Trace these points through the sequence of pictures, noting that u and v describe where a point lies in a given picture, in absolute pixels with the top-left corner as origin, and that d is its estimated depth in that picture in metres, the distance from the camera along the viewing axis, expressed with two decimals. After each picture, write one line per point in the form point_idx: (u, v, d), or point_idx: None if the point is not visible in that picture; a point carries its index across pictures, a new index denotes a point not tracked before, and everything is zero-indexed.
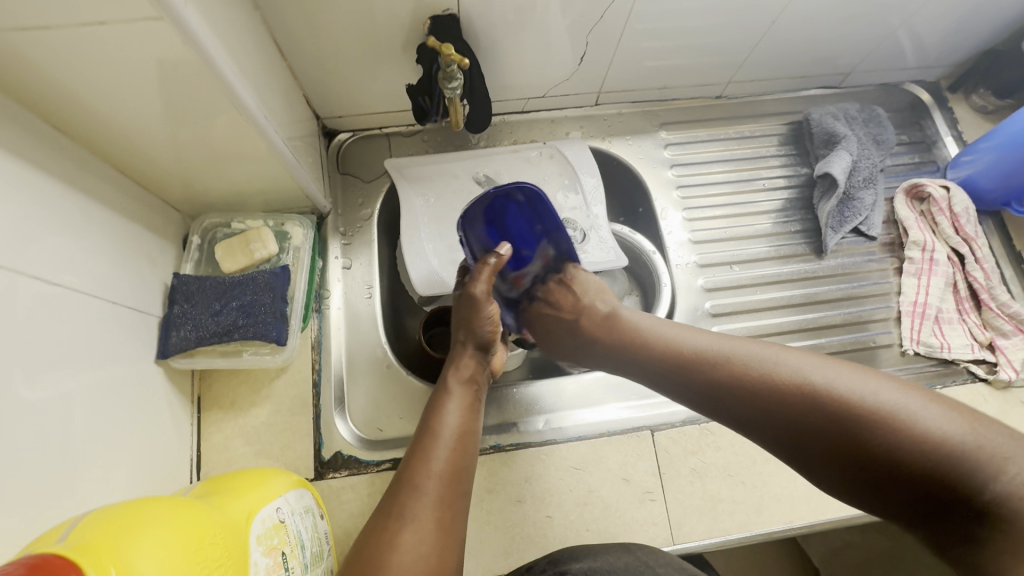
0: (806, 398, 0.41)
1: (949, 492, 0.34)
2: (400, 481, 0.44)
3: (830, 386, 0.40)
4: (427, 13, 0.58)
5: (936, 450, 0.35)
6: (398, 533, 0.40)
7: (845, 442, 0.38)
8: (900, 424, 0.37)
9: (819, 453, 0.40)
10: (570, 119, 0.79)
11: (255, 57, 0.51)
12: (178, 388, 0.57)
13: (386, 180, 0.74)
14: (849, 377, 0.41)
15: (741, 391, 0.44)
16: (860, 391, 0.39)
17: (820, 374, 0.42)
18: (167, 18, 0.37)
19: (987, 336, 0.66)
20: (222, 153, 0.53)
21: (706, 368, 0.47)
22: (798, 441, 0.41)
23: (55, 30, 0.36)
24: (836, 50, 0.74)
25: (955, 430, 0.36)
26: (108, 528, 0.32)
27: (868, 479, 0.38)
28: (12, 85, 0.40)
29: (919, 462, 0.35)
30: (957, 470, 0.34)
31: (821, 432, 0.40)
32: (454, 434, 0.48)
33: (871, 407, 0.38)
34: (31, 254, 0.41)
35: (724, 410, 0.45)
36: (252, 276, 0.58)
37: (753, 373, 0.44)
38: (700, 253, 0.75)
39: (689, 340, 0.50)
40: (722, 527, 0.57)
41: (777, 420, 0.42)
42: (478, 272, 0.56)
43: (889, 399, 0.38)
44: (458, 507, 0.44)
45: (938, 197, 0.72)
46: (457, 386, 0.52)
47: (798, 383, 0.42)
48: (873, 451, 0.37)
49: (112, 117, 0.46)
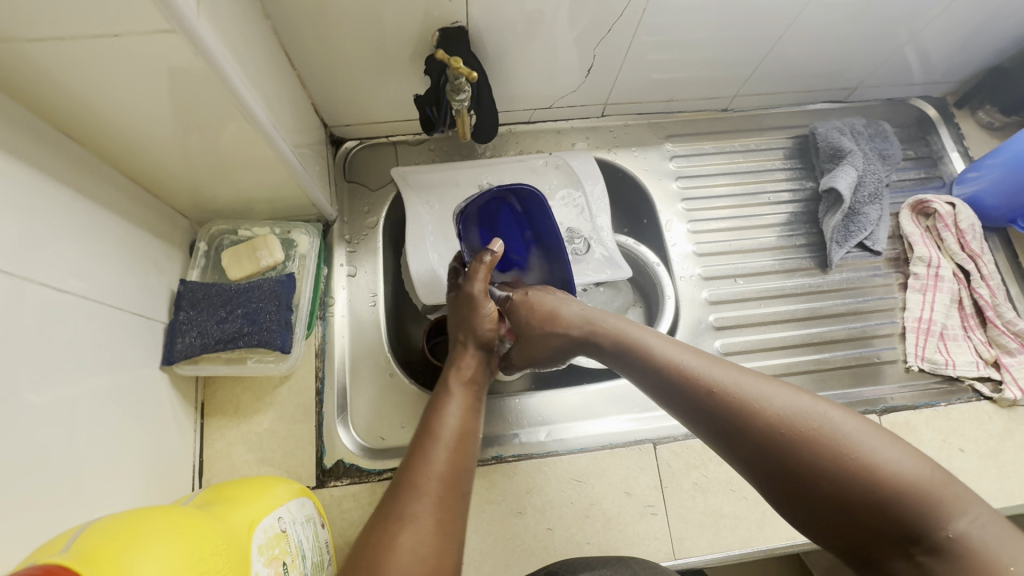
0: (772, 423, 0.39)
1: (899, 532, 0.34)
2: (397, 482, 0.41)
3: (804, 413, 0.38)
4: (436, 25, 0.58)
5: (898, 493, 0.34)
6: (396, 535, 0.37)
7: (811, 474, 0.36)
8: (859, 459, 0.35)
9: (779, 480, 0.37)
10: (576, 130, 0.79)
11: (265, 66, 0.52)
12: (182, 394, 0.57)
13: (393, 188, 0.75)
14: (823, 407, 0.38)
15: (714, 404, 0.41)
16: (833, 422, 0.37)
17: (795, 400, 0.39)
18: (179, 30, 0.37)
19: (992, 354, 0.66)
20: (231, 161, 0.53)
21: (682, 378, 0.44)
22: (761, 464, 0.38)
23: (70, 41, 0.37)
24: (842, 65, 0.75)
25: (918, 471, 0.34)
26: (113, 537, 0.32)
27: (824, 514, 0.36)
28: (26, 94, 0.41)
29: (881, 501, 0.34)
30: (914, 512, 0.34)
31: (787, 460, 0.37)
32: (455, 434, 0.45)
33: (842, 440, 0.36)
34: (38, 261, 0.41)
35: (694, 421, 0.42)
36: (257, 283, 0.58)
37: (728, 386, 0.41)
38: (704, 266, 0.75)
39: (667, 349, 0.47)
40: (724, 542, 0.56)
41: (744, 440, 0.39)
42: (473, 269, 0.56)
43: (859, 435, 0.36)
44: (460, 510, 0.41)
45: (944, 213, 0.72)
46: (457, 386, 0.51)
47: (772, 404, 0.39)
48: (838, 487, 0.35)
49: (123, 125, 0.46)
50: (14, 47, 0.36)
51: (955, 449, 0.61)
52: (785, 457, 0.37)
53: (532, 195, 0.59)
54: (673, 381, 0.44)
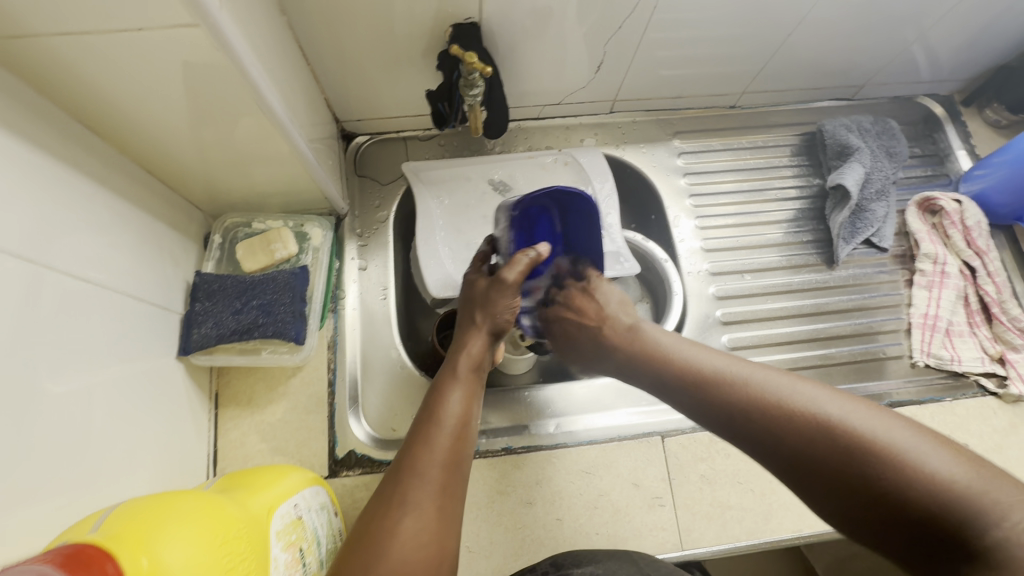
0: (812, 428, 0.39)
1: (944, 534, 0.32)
2: (400, 465, 0.41)
3: (841, 418, 0.38)
4: (449, 21, 0.59)
5: (935, 491, 0.33)
6: (398, 519, 0.38)
7: (844, 474, 0.36)
8: (900, 463, 0.35)
9: (813, 482, 0.38)
10: (585, 126, 0.79)
11: (282, 61, 0.53)
12: (196, 383, 0.57)
13: (403, 183, 0.75)
14: (860, 412, 0.38)
15: (755, 412, 0.42)
16: (871, 426, 0.37)
17: (835, 406, 0.39)
18: (203, 25, 0.38)
19: (997, 350, 0.66)
20: (246, 154, 0.54)
21: (723, 389, 0.45)
22: (797, 468, 0.39)
23: (97, 35, 0.37)
24: (850, 63, 0.75)
25: (964, 474, 0.33)
26: (139, 519, 0.33)
27: (861, 514, 0.36)
28: (51, 87, 0.42)
29: (914, 500, 0.33)
30: (954, 513, 0.32)
31: (822, 462, 0.37)
32: (456, 422, 0.45)
33: (880, 442, 0.36)
34: (59, 250, 0.42)
35: (734, 429, 0.43)
36: (271, 275, 0.59)
37: (768, 396, 0.42)
38: (712, 261, 0.75)
39: (708, 358, 0.48)
40: (731, 534, 0.57)
41: (782, 446, 0.40)
42: (512, 261, 0.55)
43: (899, 440, 0.36)
44: (459, 496, 0.41)
45: (950, 210, 0.73)
46: (463, 372, 0.50)
47: (810, 412, 0.39)
48: (870, 485, 0.35)
49: (143, 118, 0.47)
50: (42, 40, 0.37)
51: (960, 443, 0.61)
52: (818, 459, 0.38)
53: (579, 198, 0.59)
54: (714, 390, 0.45)
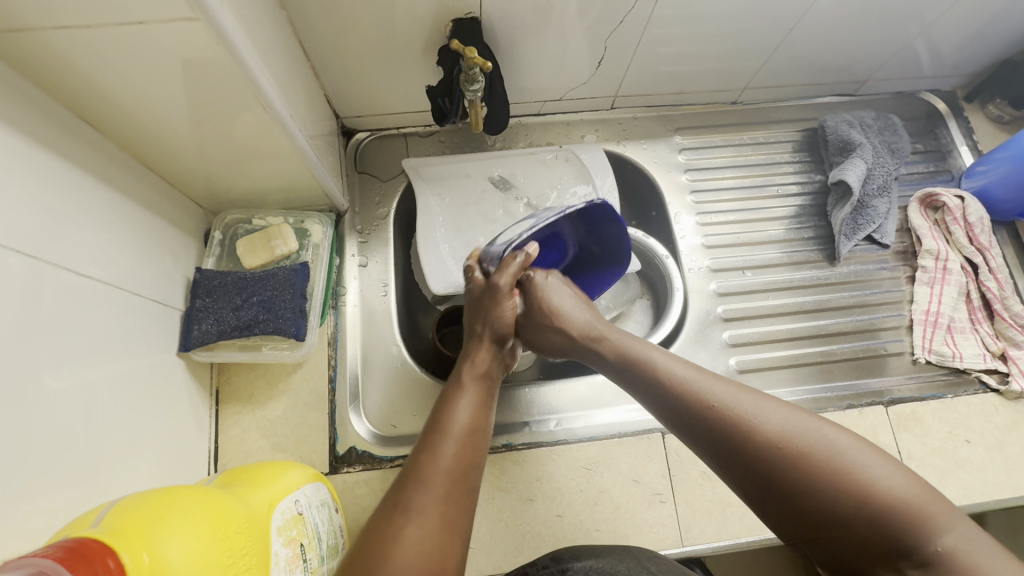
0: (781, 456, 0.39)
1: (888, 545, 0.36)
2: (406, 473, 0.41)
3: (805, 435, 0.39)
4: (449, 16, 0.59)
5: (885, 505, 0.36)
6: (402, 526, 0.37)
7: (806, 492, 0.37)
8: (867, 486, 0.36)
9: (773, 498, 0.39)
10: (585, 122, 0.79)
11: (281, 56, 0.52)
12: (197, 380, 0.58)
13: (403, 179, 0.75)
14: (823, 428, 0.39)
15: (726, 431, 0.41)
16: (832, 442, 0.38)
17: (797, 422, 0.40)
18: (203, 19, 0.38)
19: (999, 347, 0.66)
20: (246, 150, 0.54)
21: (692, 400, 0.43)
22: (759, 485, 0.39)
23: (95, 29, 0.37)
24: (852, 59, 0.75)
25: (911, 490, 0.36)
26: (141, 514, 0.33)
27: (811, 527, 0.38)
28: (50, 81, 0.42)
29: (867, 514, 0.36)
30: (899, 525, 0.36)
31: (785, 480, 0.38)
32: (464, 430, 0.45)
33: (841, 461, 0.38)
34: (59, 246, 0.42)
35: (697, 438, 0.43)
36: (272, 272, 0.59)
37: (738, 411, 0.41)
38: (712, 258, 0.75)
39: (676, 368, 0.46)
40: (731, 530, 0.57)
41: (747, 463, 0.40)
42: (501, 267, 0.55)
43: (856, 457, 0.38)
44: (467, 505, 0.41)
45: (952, 206, 0.72)
46: (470, 380, 0.50)
47: (777, 430, 0.40)
48: (828, 503, 0.37)
49: (142, 114, 0.47)
50: (41, 35, 0.37)
51: (961, 440, 0.61)
52: (783, 478, 0.38)
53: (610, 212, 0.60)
54: (682, 398, 0.44)
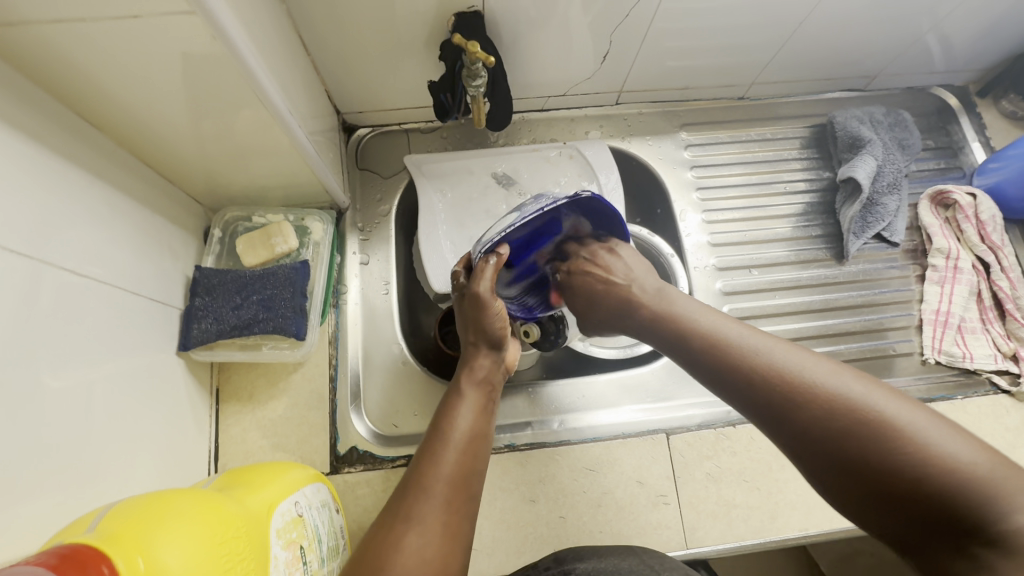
0: (830, 411, 0.37)
1: (956, 521, 0.31)
2: (407, 482, 0.41)
3: (858, 396, 0.37)
4: (451, 10, 0.58)
5: (948, 476, 0.32)
6: (403, 535, 0.37)
7: (855, 452, 0.35)
8: (923, 451, 0.33)
9: (822, 458, 0.37)
10: (590, 118, 0.78)
11: (281, 51, 0.51)
12: (197, 379, 0.57)
13: (405, 176, 0.75)
14: (880, 395, 0.37)
15: (773, 389, 0.40)
16: (887, 408, 0.36)
17: (852, 384, 0.38)
18: (199, 13, 0.37)
19: (1011, 347, 0.65)
20: (245, 146, 0.53)
21: (739, 360, 0.43)
22: (805, 443, 0.38)
23: (89, 23, 0.36)
24: (863, 53, 0.73)
25: (981, 463, 0.32)
26: (136, 519, 0.32)
27: (863, 495, 0.35)
28: (45, 77, 0.41)
29: (927, 486, 0.33)
30: (967, 502, 0.31)
31: (833, 437, 0.36)
32: (464, 437, 0.44)
33: (897, 425, 0.35)
34: (56, 245, 0.41)
35: (741, 399, 0.42)
36: (272, 270, 0.58)
37: (785, 369, 0.40)
38: (718, 256, 0.74)
39: (729, 327, 0.46)
40: (736, 533, 0.56)
41: (791, 420, 0.39)
42: (479, 269, 0.52)
43: (917, 424, 0.35)
44: (467, 513, 0.41)
45: (964, 204, 0.71)
46: (471, 387, 0.49)
47: (826, 388, 0.38)
48: (882, 467, 0.34)
49: (140, 110, 0.46)
50: (34, 28, 0.36)
51: None
52: (832, 433, 0.36)
53: (609, 206, 0.57)
54: (728, 360, 0.43)
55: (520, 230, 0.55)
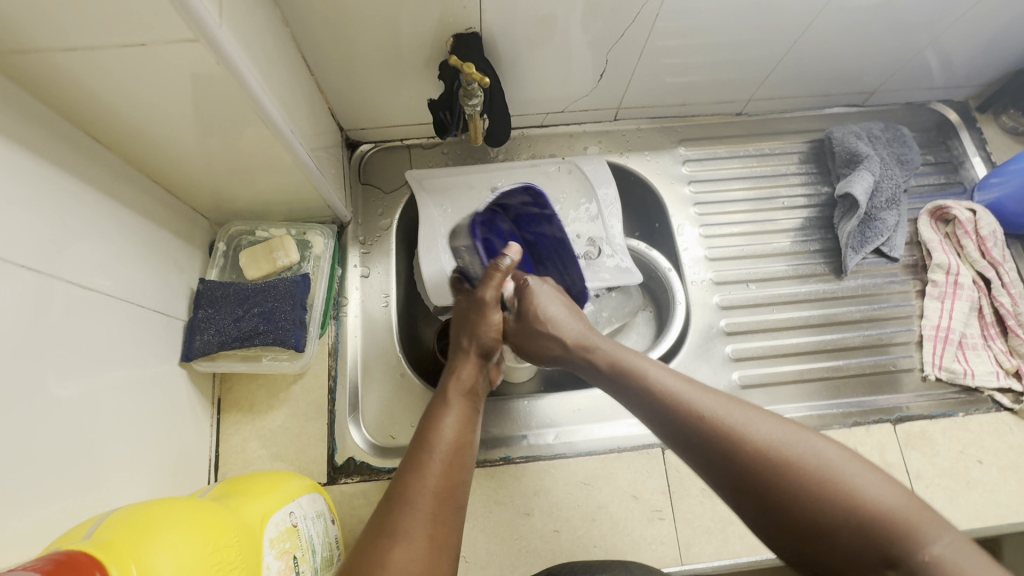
0: (762, 451, 0.37)
1: (879, 552, 0.33)
2: (390, 497, 0.41)
3: (784, 438, 0.38)
4: (450, 31, 0.59)
5: (871, 513, 0.34)
6: (389, 551, 0.37)
7: (782, 493, 0.36)
8: (843, 490, 0.35)
9: (748, 497, 0.37)
10: (588, 134, 0.79)
11: (284, 72, 0.53)
12: (199, 389, 0.58)
13: (406, 191, 0.76)
14: (804, 435, 0.38)
15: (705, 432, 0.40)
16: (812, 449, 0.37)
17: (779, 426, 0.39)
18: (203, 40, 0.39)
19: (1013, 364, 0.64)
20: (250, 163, 0.55)
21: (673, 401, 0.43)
22: (746, 490, 0.38)
23: (98, 51, 0.38)
24: (860, 69, 0.74)
25: (892, 500, 0.34)
26: (131, 527, 0.33)
27: (795, 536, 0.36)
28: (60, 102, 0.43)
29: (850, 524, 0.34)
30: (882, 536, 0.33)
31: (761, 474, 0.37)
32: (450, 448, 0.44)
33: (818, 463, 0.36)
34: (65, 260, 0.43)
35: (670, 436, 0.43)
36: (273, 283, 0.60)
37: (715, 412, 0.41)
38: (716, 271, 0.74)
39: (659, 374, 0.47)
40: (732, 549, 0.56)
41: (717, 459, 0.39)
42: (489, 276, 0.57)
43: (833, 459, 0.36)
44: (456, 524, 0.41)
45: (964, 218, 0.71)
46: (456, 397, 0.50)
47: (755, 430, 0.39)
48: (806, 507, 0.35)
49: (150, 132, 0.48)
50: (46, 55, 0.38)
51: (973, 460, 0.59)
52: (757, 472, 0.37)
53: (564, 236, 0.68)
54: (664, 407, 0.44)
55: (520, 196, 0.67)
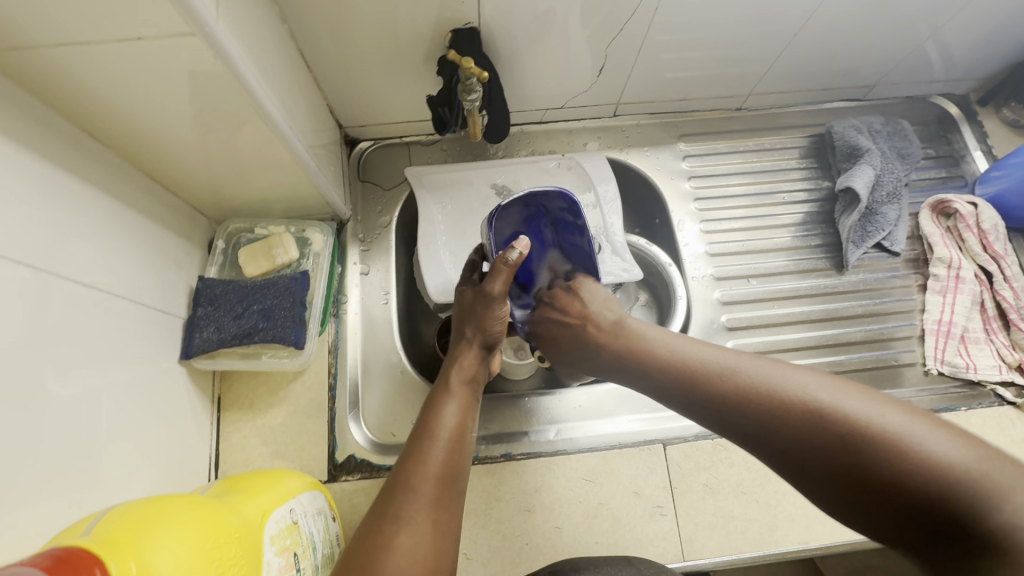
0: (812, 419, 0.39)
1: (952, 520, 0.32)
2: (394, 483, 0.41)
3: (845, 409, 0.38)
4: (449, 26, 0.59)
5: (938, 475, 0.33)
6: (394, 536, 0.37)
7: (841, 460, 0.37)
8: (906, 449, 0.35)
9: (821, 474, 0.38)
10: (587, 129, 0.79)
11: (282, 69, 0.53)
12: (199, 387, 0.58)
13: (406, 188, 0.76)
14: (861, 404, 0.38)
15: (754, 406, 0.42)
16: (872, 417, 0.37)
17: (835, 398, 0.39)
18: (199, 34, 0.38)
19: (1016, 358, 0.64)
20: (249, 160, 0.55)
21: (725, 388, 0.44)
22: (804, 461, 0.39)
23: (95, 46, 0.38)
24: (860, 62, 0.73)
25: (960, 456, 0.33)
26: (130, 525, 0.33)
27: (864, 504, 0.36)
28: (57, 99, 0.43)
29: (917, 487, 0.34)
30: (960, 499, 0.32)
31: (830, 447, 0.37)
32: (451, 435, 0.45)
33: (875, 427, 0.36)
34: (63, 257, 0.43)
35: (726, 423, 0.44)
36: (272, 281, 0.60)
37: (771, 391, 0.42)
38: (717, 266, 0.74)
39: (694, 348, 0.49)
40: (734, 545, 0.56)
41: (786, 440, 0.40)
42: (495, 269, 0.52)
43: (890, 422, 0.36)
44: (456, 510, 0.41)
45: (965, 213, 0.70)
46: (456, 386, 0.50)
47: (811, 402, 0.40)
48: (870, 473, 0.35)
49: (148, 129, 0.48)
50: (42, 51, 0.38)
51: None
52: (814, 440, 0.38)
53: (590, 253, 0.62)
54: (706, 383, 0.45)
55: (559, 200, 0.59)
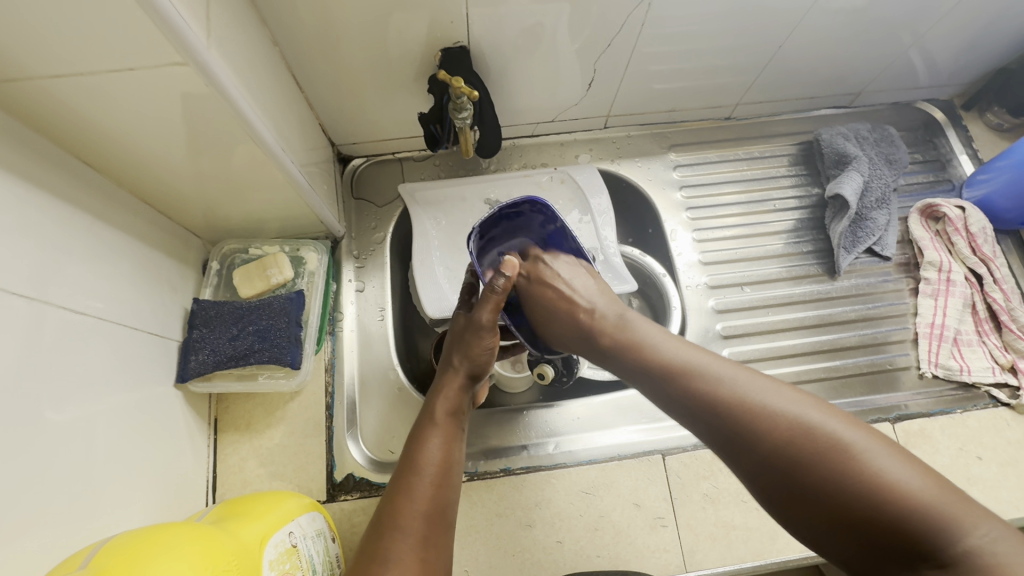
0: (792, 434, 0.38)
1: (907, 543, 0.33)
2: (380, 522, 0.41)
3: (816, 422, 0.38)
4: (439, 45, 0.60)
5: (905, 502, 0.33)
6: None
7: (813, 478, 0.36)
8: (875, 476, 0.34)
9: (785, 482, 0.37)
10: (579, 142, 0.80)
11: (273, 90, 0.53)
12: (195, 410, 0.58)
13: (400, 204, 0.76)
14: (836, 420, 0.38)
15: (729, 413, 0.40)
16: (847, 435, 0.37)
17: (821, 415, 0.38)
18: (191, 63, 0.39)
19: (1009, 359, 0.65)
20: (243, 181, 0.55)
21: (711, 390, 0.42)
22: (771, 472, 0.38)
23: (87, 76, 0.39)
24: (846, 70, 0.74)
25: (923, 485, 0.34)
26: (128, 556, 0.33)
27: (823, 523, 0.36)
28: (51, 129, 0.43)
29: (883, 513, 0.34)
30: (919, 526, 0.33)
31: (800, 464, 0.37)
32: (438, 469, 0.44)
33: (849, 448, 0.36)
34: (56, 285, 0.43)
35: (702, 425, 0.42)
36: (267, 301, 0.60)
37: (756, 400, 0.40)
38: (710, 274, 0.74)
39: (675, 348, 0.46)
40: (736, 555, 0.55)
41: (756, 445, 0.39)
42: (484, 298, 0.52)
43: (864, 445, 0.36)
44: (443, 545, 0.41)
45: (953, 217, 0.72)
46: (443, 416, 0.48)
47: (785, 414, 0.39)
48: (837, 494, 0.35)
49: (143, 155, 0.48)
50: (36, 83, 0.38)
51: (973, 457, 0.59)
52: (788, 456, 0.37)
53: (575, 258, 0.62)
54: (686, 385, 0.43)
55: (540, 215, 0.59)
